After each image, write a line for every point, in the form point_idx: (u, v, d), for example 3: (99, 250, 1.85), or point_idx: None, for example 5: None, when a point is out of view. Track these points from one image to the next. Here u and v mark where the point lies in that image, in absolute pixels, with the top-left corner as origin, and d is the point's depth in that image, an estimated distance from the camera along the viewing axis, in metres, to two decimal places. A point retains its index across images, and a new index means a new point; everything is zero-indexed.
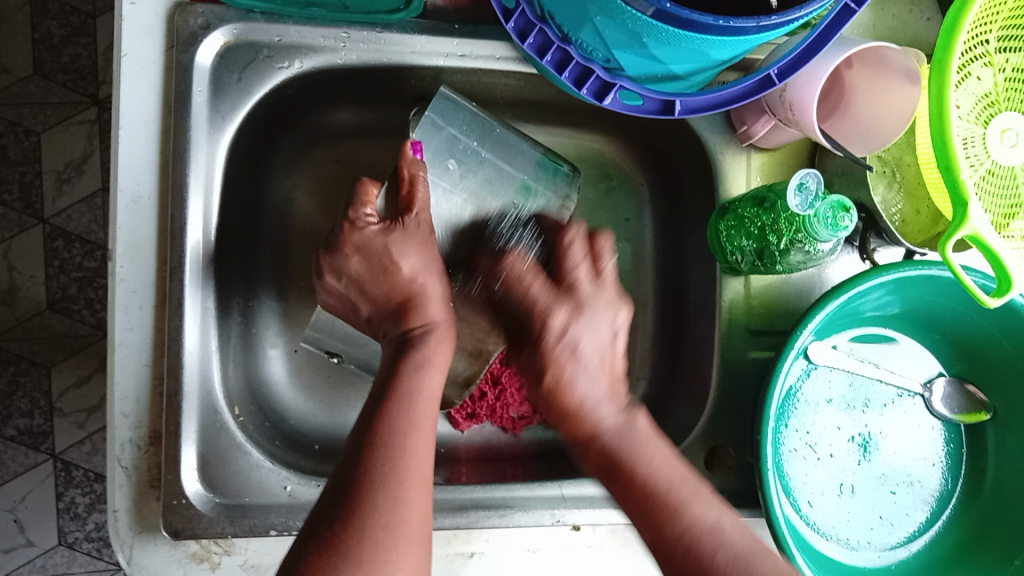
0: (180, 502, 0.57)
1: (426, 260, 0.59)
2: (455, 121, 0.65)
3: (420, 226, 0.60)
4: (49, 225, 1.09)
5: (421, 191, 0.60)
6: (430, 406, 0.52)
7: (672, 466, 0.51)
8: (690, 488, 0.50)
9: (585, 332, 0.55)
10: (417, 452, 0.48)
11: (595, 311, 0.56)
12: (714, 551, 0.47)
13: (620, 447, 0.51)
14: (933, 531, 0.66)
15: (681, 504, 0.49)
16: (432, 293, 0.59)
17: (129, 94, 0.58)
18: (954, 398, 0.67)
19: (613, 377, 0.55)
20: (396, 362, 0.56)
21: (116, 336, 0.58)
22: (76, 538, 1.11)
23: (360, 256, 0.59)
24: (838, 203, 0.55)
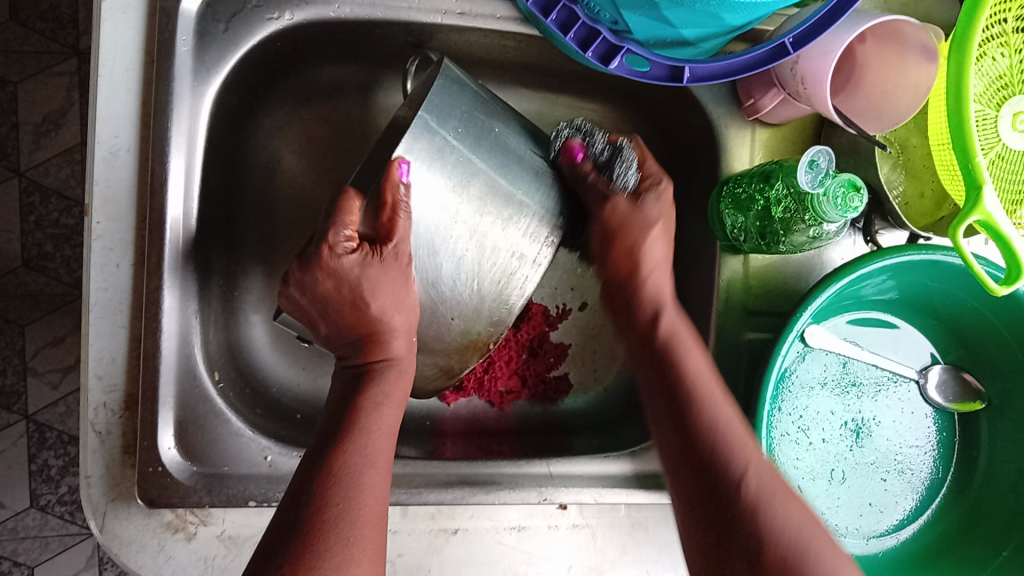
0: (156, 469, 0.56)
1: (397, 293, 0.55)
2: (452, 119, 0.56)
3: (398, 257, 0.55)
4: (24, 179, 1.05)
5: (403, 222, 0.54)
6: (387, 441, 0.51)
7: (738, 427, 0.50)
8: (717, 380, 0.53)
9: (664, 201, 0.61)
10: (372, 491, 0.48)
11: (654, 199, 0.61)
12: (736, 476, 0.47)
13: (681, 376, 0.53)
14: (922, 518, 0.65)
15: (739, 445, 0.49)
16: (400, 328, 0.55)
17: (107, 41, 0.56)
18: (948, 385, 0.66)
19: (689, 335, 0.57)
20: (356, 385, 0.54)
21: (91, 295, 0.56)
22: (49, 501, 1.08)
23: (332, 279, 0.54)
24: (848, 182, 0.52)
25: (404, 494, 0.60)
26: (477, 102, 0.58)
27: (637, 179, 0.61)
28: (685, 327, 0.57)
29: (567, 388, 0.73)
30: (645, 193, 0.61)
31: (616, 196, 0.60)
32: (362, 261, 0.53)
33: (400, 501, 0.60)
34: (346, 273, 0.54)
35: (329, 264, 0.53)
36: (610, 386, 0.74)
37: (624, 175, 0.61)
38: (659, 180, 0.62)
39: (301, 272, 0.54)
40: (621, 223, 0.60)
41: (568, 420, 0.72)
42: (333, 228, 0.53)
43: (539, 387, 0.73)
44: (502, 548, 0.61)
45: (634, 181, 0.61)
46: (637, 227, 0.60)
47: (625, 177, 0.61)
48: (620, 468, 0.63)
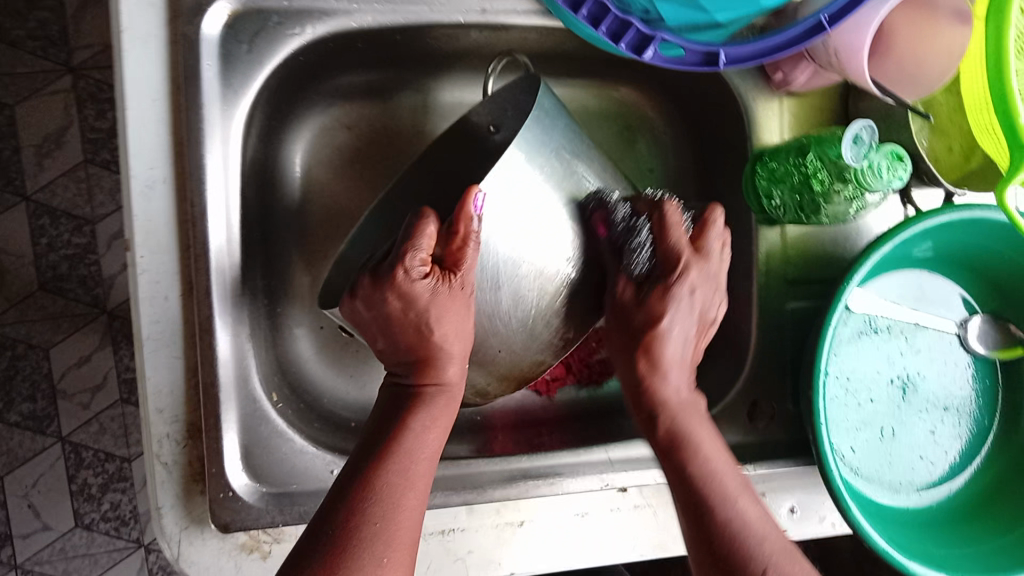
0: (226, 495, 0.56)
1: (460, 323, 0.54)
2: (546, 140, 0.57)
3: (464, 287, 0.54)
4: (32, 202, 1.04)
5: (472, 253, 0.54)
6: (429, 466, 0.50)
7: (721, 455, 0.54)
8: (727, 461, 0.54)
9: (698, 295, 0.59)
10: (409, 513, 0.48)
11: (710, 291, 0.59)
12: (722, 510, 0.51)
13: (673, 432, 0.55)
14: (971, 467, 0.67)
15: (712, 474, 0.52)
16: (457, 354, 0.54)
17: (131, 73, 0.55)
18: (989, 333, 0.67)
19: (683, 356, 0.58)
20: (403, 401, 0.53)
21: (143, 329, 0.56)
22: (93, 519, 1.09)
23: (401, 300, 0.53)
24: (892, 153, 0.55)
25: (472, 492, 0.62)
26: (569, 140, 0.59)
27: (649, 260, 0.60)
28: (673, 352, 0.58)
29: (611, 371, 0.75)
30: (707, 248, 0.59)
31: (676, 228, 0.59)
32: (434, 287, 0.53)
33: (466, 500, 0.61)
34: (416, 297, 0.53)
35: (401, 286, 0.53)
36: None
37: (638, 255, 0.60)
38: (687, 262, 0.58)
39: (370, 287, 0.53)
40: (674, 261, 0.59)
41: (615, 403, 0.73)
42: (409, 252, 0.53)
43: (584, 372, 0.74)
44: (568, 536, 0.62)
45: (645, 263, 0.60)
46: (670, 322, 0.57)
47: (637, 258, 0.60)
48: None
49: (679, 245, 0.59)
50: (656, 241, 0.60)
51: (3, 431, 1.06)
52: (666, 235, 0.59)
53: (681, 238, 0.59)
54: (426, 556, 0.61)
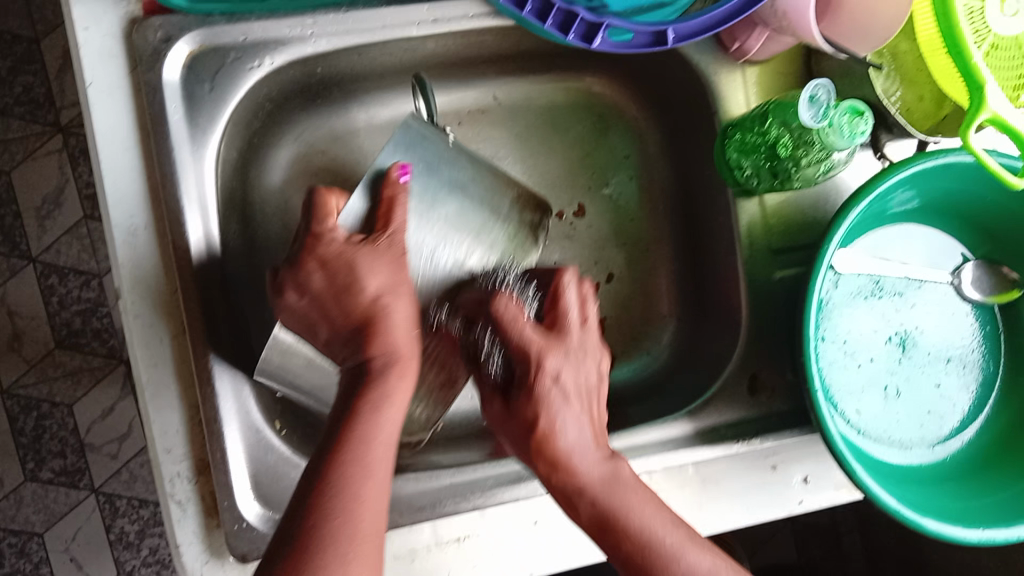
0: (241, 525, 0.57)
1: (393, 274, 0.55)
2: (416, 160, 0.60)
3: (391, 244, 0.55)
4: (39, 263, 1.07)
5: (401, 212, 0.56)
6: (387, 450, 0.48)
7: (658, 511, 0.49)
8: (650, 499, 0.50)
9: (569, 378, 0.52)
10: (368, 508, 0.46)
11: (581, 359, 0.54)
12: (662, 568, 0.46)
13: (611, 509, 0.48)
14: (982, 417, 0.66)
15: (649, 539, 0.47)
16: (400, 315, 0.54)
17: (101, 126, 0.56)
18: (984, 281, 0.66)
19: (593, 442, 0.51)
20: (357, 379, 0.51)
21: (142, 373, 0.57)
22: (134, 565, 1.11)
23: (323, 270, 0.54)
24: (851, 109, 0.54)
25: (480, 495, 0.62)
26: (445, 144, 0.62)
27: (504, 360, 0.56)
28: (569, 387, 0.52)
29: None
30: (564, 324, 0.54)
31: (519, 320, 0.54)
32: (362, 244, 0.55)
33: (477, 503, 0.62)
34: (335, 257, 0.54)
35: (319, 253, 0.54)
36: (654, 349, 0.73)
37: (492, 359, 0.57)
38: (539, 352, 0.52)
39: (292, 269, 0.55)
40: (525, 358, 0.53)
41: None
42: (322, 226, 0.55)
43: None
44: (584, 530, 0.62)
45: (500, 361, 0.56)
46: (552, 398, 0.51)
47: (492, 361, 0.56)
48: (680, 430, 0.62)
49: (530, 336, 0.53)
50: (501, 342, 0.55)
51: (38, 489, 1.08)
52: (559, 302, 0.55)
53: (531, 329, 0.53)
54: (444, 563, 0.61)
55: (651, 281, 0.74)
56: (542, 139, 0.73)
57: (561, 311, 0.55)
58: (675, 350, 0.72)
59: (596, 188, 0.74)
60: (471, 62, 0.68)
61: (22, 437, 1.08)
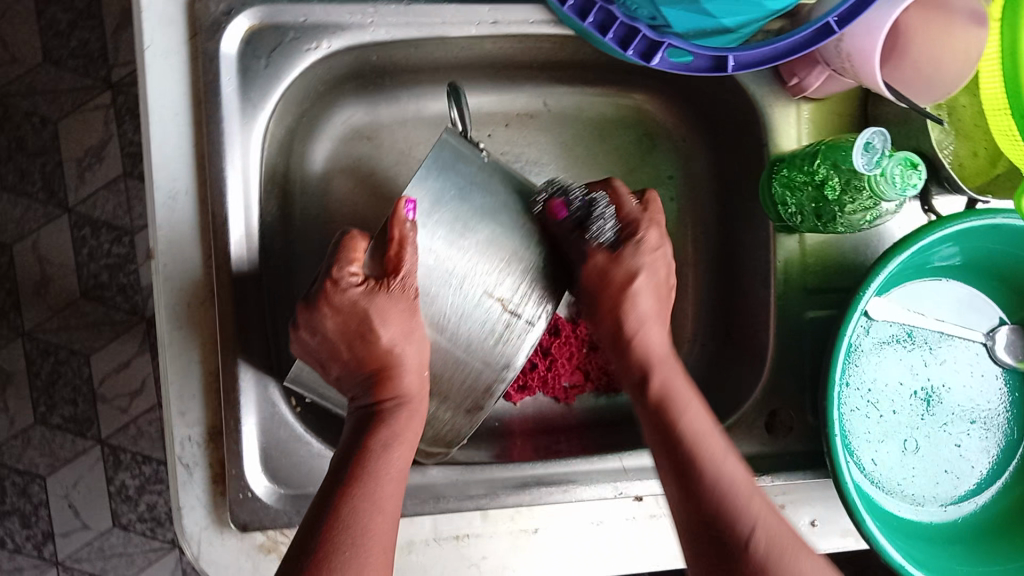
0: (245, 495, 0.58)
1: (406, 323, 0.54)
2: (447, 187, 0.55)
3: (404, 291, 0.53)
4: (74, 213, 1.08)
5: (411, 255, 0.53)
6: (396, 487, 0.50)
7: (711, 433, 0.53)
8: (722, 442, 0.53)
9: (659, 253, 0.61)
10: (379, 538, 0.47)
11: (652, 257, 0.60)
12: (713, 478, 0.51)
13: (665, 394, 0.55)
14: (998, 482, 0.65)
15: (716, 459, 0.52)
16: (411, 361, 0.54)
17: (155, 89, 0.57)
18: (1018, 345, 0.65)
19: (665, 345, 0.60)
20: (367, 422, 0.53)
21: (167, 334, 0.58)
22: (130, 519, 1.12)
23: (338, 313, 0.54)
24: (906, 160, 0.53)
25: (484, 497, 0.62)
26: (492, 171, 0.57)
27: (614, 231, 0.61)
28: (646, 305, 0.60)
29: None
30: (643, 233, 0.61)
31: (627, 202, 0.62)
32: (368, 292, 0.53)
33: (479, 505, 0.62)
34: (353, 306, 0.53)
35: (332, 297, 0.53)
36: None
37: (600, 226, 0.60)
38: (637, 229, 0.61)
39: (307, 311, 0.54)
40: (634, 221, 0.61)
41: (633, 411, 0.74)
42: (337, 265, 0.53)
43: (602, 378, 0.74)
44: (583, 545, 0.62)
45: (611, 233, 0.60)
46: (627, 323, 0.59)
47: (602, 229, 0.60)
48: None
49: (597, 259, 0.59)
50: (616, 217, 0.60)
51: (47, 433, 1.10)
52: (620, 207, 0.61)
53: (632, 202, 0.62)
54: (440, 559, 0.61)
55: (678, 304, 0.73)
56: (586, 150, 0.73)
57: (628, 220, 0.61)
58: (694, 376, 0.72)
59: None
60: (527, 66, 0.68)
61: (37, 380, 1.09)
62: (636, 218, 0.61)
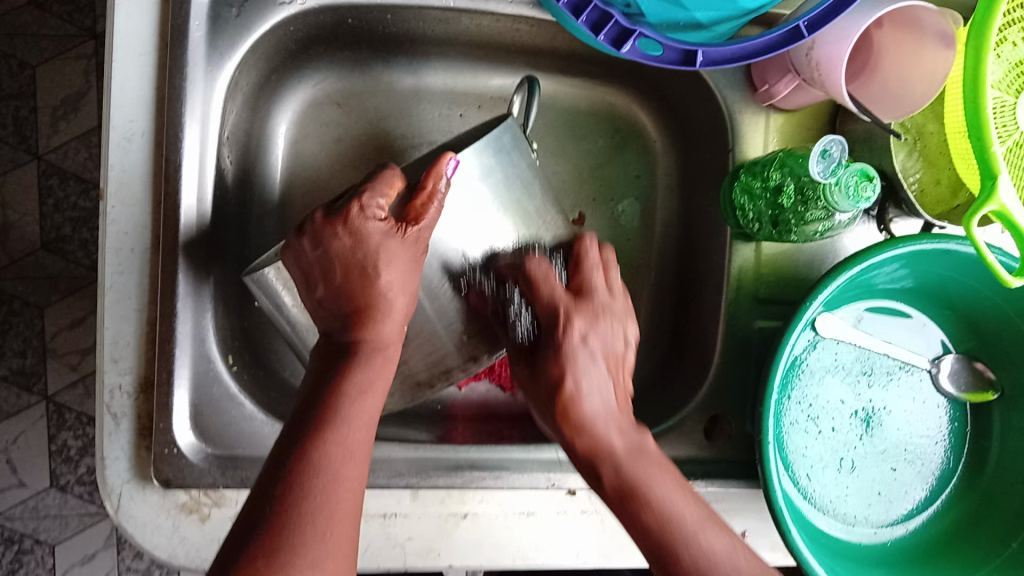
0: (170, 451, 0.57)
1: (406, 275, 0.53)
2: (497, 165, 0.60)
3: (418, 241, 0.54)
4: (43, 162, 1.06)
5: (434, 212, 0.55)
6: (367, 433, 0.48)
7: (667, 480, 0.51)
8: (699, 512, 0.50)
9: (595, 343, 0.55)
10: (349, 486, 0.45)
11: (607, 322, 0.56)
12: (659, 517, 0.49)
13: (596, 428, 0.53)
14: (931, 508, 0.65)
15: (668, 523, 0.49)
16: (398, 310, 0.53)
17: (121, 27, 0.56)
18: (961, 375, 0.65)
19: (609, 405, 0.54)
20: (339, 358, 0.51)
21: (106, 278, 0.57)
22: (68, 481, 1.09)
23: (351, 238, 0.53)
24: (861, 172, 0.53)
25: (415, 476, 0.61)
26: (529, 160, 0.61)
27: (532, 324, 0.59)
28: (596, 405, 0.54)
29: None
30: (592, 284, 0.57)
31: (548, 281, 0.57)
32: (386, 230, 0.53)
33: (411, 484, 0.61)
34: (366, 238, 0.53)
35: (354, 223, 0.53)
36: None
37: (518, 321, 0.59)
38: (568, 312, 0.55)
39: (320, 223, 0.53)
40: (552, 314, 0.56)
41: None
42: (370, 193, 0.54)
43: None
44: (511, 534, 0.61)
45: (527, 320, 0.59)
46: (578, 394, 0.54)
47: (519, 324, 0.59)
48: None
49: (555, 294, 0.56)
50: (529, 301, 0.58)
51: None
52: (536, 290, 0.57)
53: (557, 287, 0.56)
54: (365, 537, 0.60)
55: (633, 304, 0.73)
56: (557, 141, 0.73)
57: (590, 278, 0.58)
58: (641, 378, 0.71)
59: (601, 203, 0.73)
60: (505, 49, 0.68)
61: None
62: (548, 273, 0.57)
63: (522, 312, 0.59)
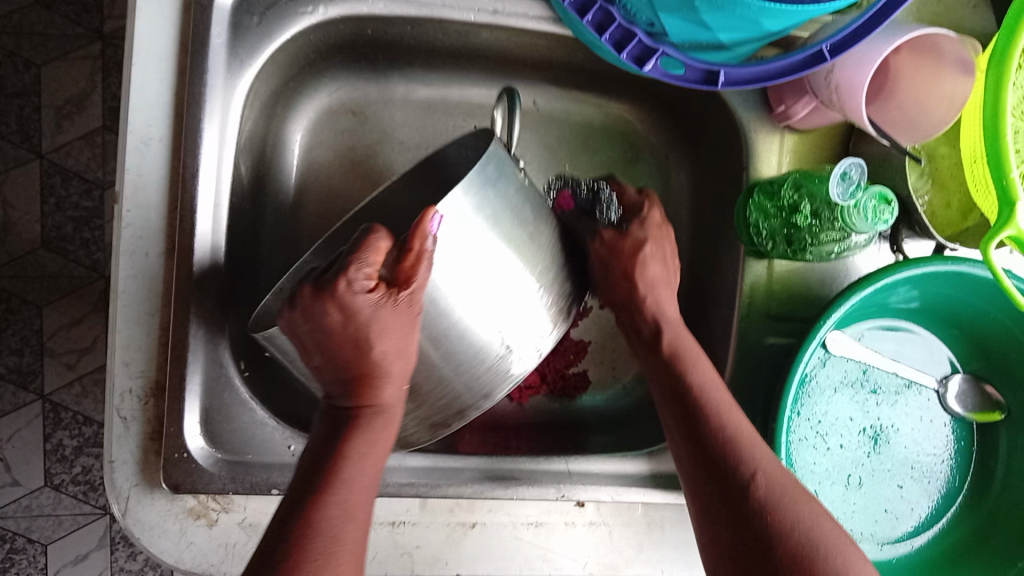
0: (181, 455, 0.56)
1: (403, 339, 0.49)
2: (486, 203, 0.49)
3: (412, 304, 0.49)
4: (46, 161, 1.06)
5: (424, 271, 0.48)
6: (367, 495, 0.49)
7: (718, 381, 0.55)
8: (729, 400, 0.54)
9: (658, 258, 0.61)
10: (352, 544, 0.46)
11: (659, 245, 0.61)
12: (720, 426, 0.51)
13: (675, 351, 0.56)
14: (936, 526, 0.65)
15: (705, 393, 0.53)
16: (397, 374, 0.50)
17: (143, 32, 0.56)
18: (968, 396, 0.66)
19: (667, 279, 0.61)
20: (340, 428, 0.50)
21: (120, 282, 0.57)
22: (62, 480, 1.08)
23: (342, 313, 0.48)
24: (880, 195, 0.53)
25: (425, 486, 0.60)
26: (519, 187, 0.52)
27: (619, 216, 0.63)
28: (673, 312, 0.60)
29: (586, 385, 0.75)
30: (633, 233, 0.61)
31: (605, 218, 0.62)
32: (377, 301, 0.48)
33: (420, 494, 0.60)
34: (358, 310, 0.48)
35: (342, 297, 0.48)
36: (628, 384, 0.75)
37: (606, 209, 0.63)
38: (644, 232, 0.61)
39: (310, 299, 0.48)
40: (635, 240, 0.60)
41: (586, 418, 0.73)
42: (354, 263, 0.48)
43: (557, 383, 0.74)
44: (518, 544, 0.62)
45: (614, 216, 0.63)
46: (637, 286, 0.60)
47: (608, 211, 0.63)
48: (637, 467, 0.63)
49: (637, 224, 0.61)
50: (621, 205, 0.63)
51: None
52: (623, 191, 0.65)
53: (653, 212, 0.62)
54: (373, 545, 0.60)
55: None
56: (569, 154, 0.73)
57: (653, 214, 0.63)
58: None
59: None
60: (523, 63, 0.68)
61: None
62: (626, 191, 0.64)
63: (608, 205, 0.64)
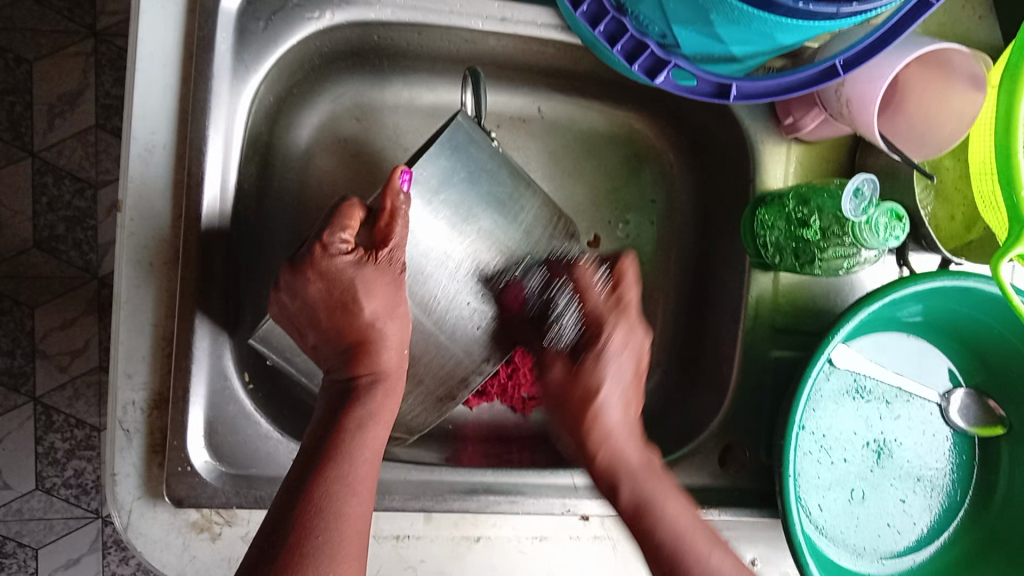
0: (184, 469, 0.55)
1: (390, 297, 0.52)
2: (458, 169, 0.58)
3: (391, 262, 0.53)
4: (38, 159, 1.04)
5: (400, 229, 0.53)
6: (371, 466, 0.48)
7: (679, 512, 0.51)
8: (704, 534, 0.51)
9: (627, 353, 0.56)
10: (354, 521, 0.45)
11: (633, 332, 0.56)
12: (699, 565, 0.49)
13: (633, 484, 0.52)
14: (938, 540, 0.66)
15: (666, 534, 0.50)
16: (391, 336, 0.52)
17: (144, 37, 0.54)
18: (971, 410, 0.66)
19: (628, 421, 0.55)
20: (342, 401, 0.50)
21: (123, 292, 0.56)
22: (54, 483, 1.07)
23: (323, 282, 0.51)
24: (891, 211, 0.54)
25: (431, 501, 0.60)
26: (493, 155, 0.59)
27: (576, 326, 0.58)
28: (615, 419, 0.55)
29: None
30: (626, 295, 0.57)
31: (591, 286, 0.58)
32: (356, 262, 0.51)
33: (427, 508, 0.60)
34: (338, 275, 0.51)
35: (320, 264, 0.51)
36: None
37: (561, 324, 0.58)
38: (608, 329, 0.55)
39: (293, 274, 0.51)
40: (596, 323, 0.56)
41: None
42: (329, 229, 0.51)
43: None
44: (523, 557, 0.61)
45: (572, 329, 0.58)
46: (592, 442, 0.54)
47: (561, 330, 0.58)
48: None
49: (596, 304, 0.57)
50: (578, 304, 0.58)
51: None
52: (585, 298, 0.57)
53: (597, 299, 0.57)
54: (377, 558, 0.60)
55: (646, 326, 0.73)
56: (574, 162, 0.73)
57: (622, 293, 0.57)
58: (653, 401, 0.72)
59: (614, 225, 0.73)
60: (529, 70, 0.68)
61: None
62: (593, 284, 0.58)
63: (566, 320, 0.58)
